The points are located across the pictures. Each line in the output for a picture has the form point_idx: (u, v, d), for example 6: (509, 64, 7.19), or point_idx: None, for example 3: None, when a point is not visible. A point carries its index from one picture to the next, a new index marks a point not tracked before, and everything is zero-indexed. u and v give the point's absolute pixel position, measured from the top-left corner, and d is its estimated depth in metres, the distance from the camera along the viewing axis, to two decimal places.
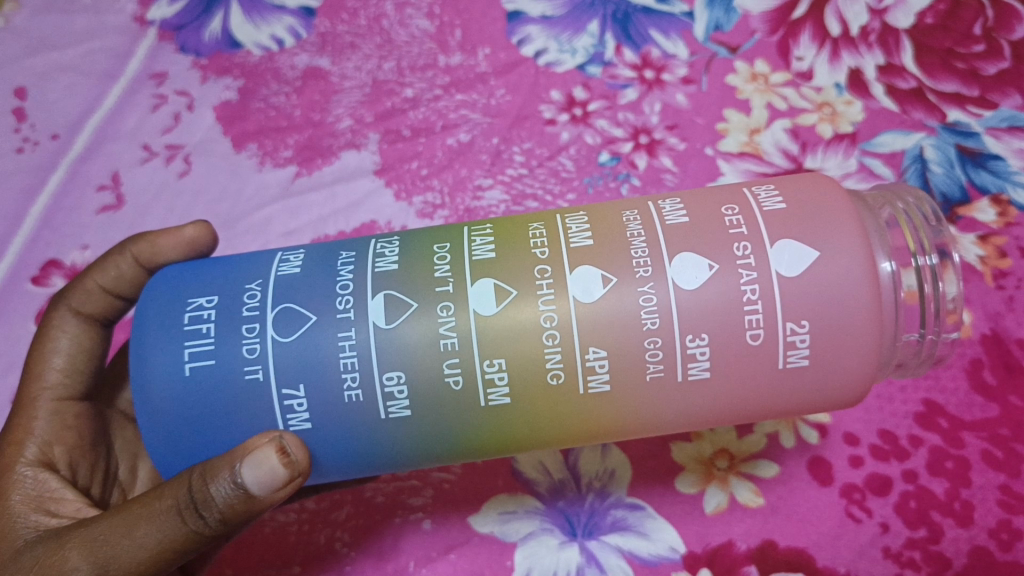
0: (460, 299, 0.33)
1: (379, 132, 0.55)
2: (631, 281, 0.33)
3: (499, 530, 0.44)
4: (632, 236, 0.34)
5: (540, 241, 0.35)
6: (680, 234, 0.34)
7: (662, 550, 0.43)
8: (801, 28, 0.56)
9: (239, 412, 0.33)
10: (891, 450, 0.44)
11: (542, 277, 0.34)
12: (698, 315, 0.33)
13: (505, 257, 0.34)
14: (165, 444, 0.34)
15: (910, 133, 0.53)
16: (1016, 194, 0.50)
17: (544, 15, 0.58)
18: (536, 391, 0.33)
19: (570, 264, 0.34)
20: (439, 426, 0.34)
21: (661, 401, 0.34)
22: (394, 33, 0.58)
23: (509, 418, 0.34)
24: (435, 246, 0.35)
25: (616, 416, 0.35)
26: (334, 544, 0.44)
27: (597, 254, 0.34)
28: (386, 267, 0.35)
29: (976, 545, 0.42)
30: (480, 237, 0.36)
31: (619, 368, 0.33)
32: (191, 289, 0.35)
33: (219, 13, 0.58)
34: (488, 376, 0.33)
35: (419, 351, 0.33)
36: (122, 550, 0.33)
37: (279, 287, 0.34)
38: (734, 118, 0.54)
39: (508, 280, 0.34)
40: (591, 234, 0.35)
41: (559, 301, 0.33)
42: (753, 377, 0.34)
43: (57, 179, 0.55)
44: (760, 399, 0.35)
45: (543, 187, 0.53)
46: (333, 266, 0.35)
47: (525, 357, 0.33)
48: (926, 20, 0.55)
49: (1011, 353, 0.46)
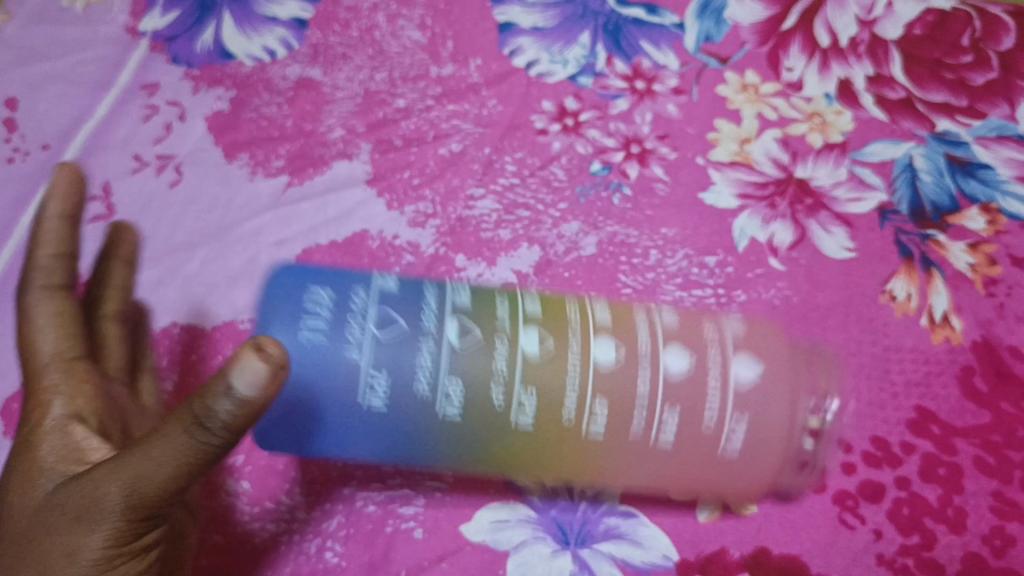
0: (491, 349, 0.40)
1: (370, 142, 0.55)
2: (635, 371, 0.40)
3: (491, 540, 0.43)
4: (644, 353, 0.41)
5: (578, 337, 0.41)
6: (671, 391, 0.40)
7: (655, 558, 0.42)
8: (791, 38, 0.58)
9: (330, 392, 0.40)
10: (884, 457, 0.44)
11: (574, 383, 0.40)
12: (674, 392, 0.40)
13: (549, 361, 0.40)
14: (183, 365, 0.35)
15: (899, 142, 0.54)
16: (1005, 203, 0.51)
17: (534, 27, 0.59)
18: (538, 407, 0.40)
19: (581, 373, 0.40)
20: (469, 422, 0.40)
21: (651, 457, 0.41)
22: (385, 44, 0.59)
23: (527, 442, 0.41)
24: (498, 305, 0.42)
25: (600, 454, 0.41)
26: (325, 554, 0.42)
27: (616, 378, 0.40)
28: (443, 352, 0.40)
29: (969, 552, 0.42)
30: (530, 313, 0.41)
31: (614, 420, 0.41)
32: (282, 314, 0.40)
33: (211, 25, 0.60)
34: (519, 398, 0.40)
35: (465, 373, 0.40)
36: (145, 472, 0.35)
37: (336, 350, 0.39)
38: (725, 128, 0.55)
39: (542, 385, 0.40)
40: (615, 335, 0.41)
41: (555, 368, 0.40)
42: (715, 462, 0.41)
43: (47, 189, 0.54)
44: (702, 462, 0.41)
45: (535, 197, 0.53)
46: (419, 299, 0.41)
47: (551, 399, 0.40)
48: (914, 31, 0.58)
49: (1001, 360, 0.46)
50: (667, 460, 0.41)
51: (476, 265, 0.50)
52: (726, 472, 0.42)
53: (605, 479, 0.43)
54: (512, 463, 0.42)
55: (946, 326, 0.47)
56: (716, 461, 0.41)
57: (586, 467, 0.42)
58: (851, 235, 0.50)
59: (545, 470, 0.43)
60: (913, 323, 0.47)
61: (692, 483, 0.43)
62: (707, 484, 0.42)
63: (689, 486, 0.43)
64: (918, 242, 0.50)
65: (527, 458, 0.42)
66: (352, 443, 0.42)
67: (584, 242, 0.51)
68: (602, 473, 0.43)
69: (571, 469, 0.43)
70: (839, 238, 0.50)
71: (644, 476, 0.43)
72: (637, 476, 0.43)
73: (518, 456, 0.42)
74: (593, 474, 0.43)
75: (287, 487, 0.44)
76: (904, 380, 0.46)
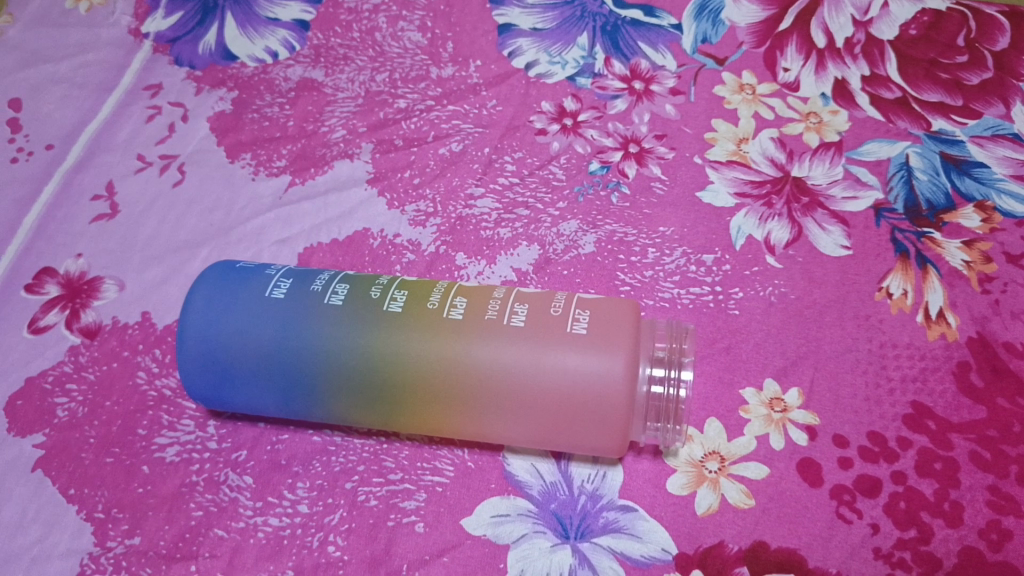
0: (412, 302, 0.42)
1: (372, 142, 0.56)
2: (554, 323, 0.41)
3: (492, 534, 0.42)
4: (564, 311, 0.41)
5: (520, 312, 0.41)
6: (561, 330, 0.40)
7: (655, 552, 0.41)
8: (787, 40, 0.59)
9: (239, 325, 0.41)
10: (880, 451, 0.44)
11: (487, 319, 0.41)
12: (526, 296, 0.42)
13: (467, 318, 0.41)
14: (190, 362, 0.42)
15: (895, 141, 0.54)
16: (1000, 201, 0.52)
17: (534, 28, 0.61)
18: (421, 308, 0.42)
19: (482, 320, 0.41)
20: (353, 324, 0.41)
21: (509, 349, 0.40)
22: (386, 46, 0.60)
23: (401, 336, 0.41)
24: (453, 291, 0.43)
25: (464, 348, 0.40)
26: (326, 548, 0.42)
27: (533, 327, 0.41)
28: (361, 311, 0.42)
29: (966, 546, 0.41)
30: (468, 296, 0.42)
31: (474, 309, 0.42)
32: (236, 283, 0.43)
33: (213, 28, 0.62)
34: (392, 294, 0.43)
35: (374, 314, 0.42)
36: None
37: (286, 307, 0.42)
38: (722, 128, 0.56)
39: (459, 329, 0.41)
40: (549, 310, 0.41)
41: (468, 314, 0.41)
42: (569, 350, 0.40)
43: (52, 189, 0.54)
44: (565, 410, 0.40)
45: (534, 196, 0.53)
46: (347, 279, 0.44)
47: (446, 330, 0.41)
48: (910, 31, 0.59)
49: (997, 355, 0.46)
50: (522, 357, 0.40)
51: (477, 264, 0.50)
52: (583, 376, 0.39)
53: (484, 417, 0.41)
54: (406, 400, 0.41)
55: (942, 322, 0.47)
56: (563, 360, 0.40)
57: (467, 399, 0.41)
58: (847, 234, 0.51)
59: (418, 414, 0.42)
60: (909, 319, 0.48)
61: (568, 416, 0.40)
62: (577, 394, 0.39)
63: (563, 413, 0.40)
64: (914, 239, 0.50)
65: (417, 387, 0.41)
66: (264, 388, 0.42)
67: (583, 240, 0.51)
68: (485, 407, 0.41)
69: (450, 404, 0.41)
70: (835, 236, 0.51)
71: (529, 419, 0.41)
72: (516, 412, 0.41)
73: (410, 384, 0.41)
74: (462, 415, 0.41)
75: (289, 483, 0.44)
76: (900, 375, 0.46)
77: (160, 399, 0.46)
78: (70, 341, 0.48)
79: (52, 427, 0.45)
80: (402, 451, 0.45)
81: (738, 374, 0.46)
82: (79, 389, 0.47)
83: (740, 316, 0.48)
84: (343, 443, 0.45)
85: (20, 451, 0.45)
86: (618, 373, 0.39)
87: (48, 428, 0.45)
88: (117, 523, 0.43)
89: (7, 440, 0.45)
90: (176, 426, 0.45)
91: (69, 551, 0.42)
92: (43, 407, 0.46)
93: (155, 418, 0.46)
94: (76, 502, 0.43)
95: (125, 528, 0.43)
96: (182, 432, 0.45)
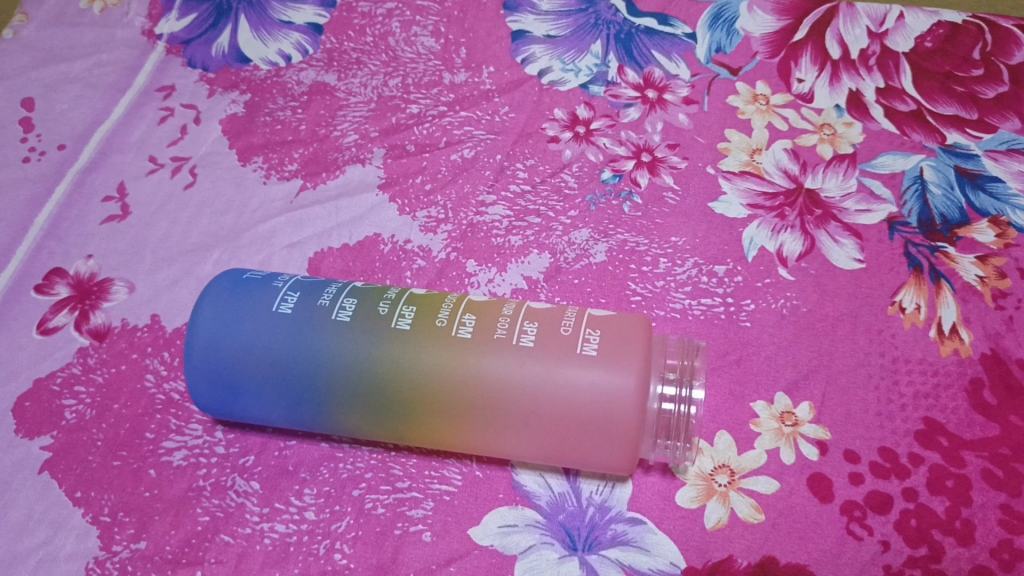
0: (420, 319, 0.42)
1: (383, 147, 0.56)
2: (563, 342, 0.40)
3: (499, 544, 0.42)
4: (573, 330, 0.41)
5: (529, 330, 0.41)
6: (571, 348, 0.40)
7: (663, 566, 0.41)
8: (802, 50, 0.59)
9: (248, 338, 0.41)
10: (892, 468, 0.43)
11: (495, 338, 0.41)
12: (535, 313, 0.42)
13: (476, 337, 0.41)
14: (198, 376, 0.42)
15: (909, 154, 0.54)
16: (1015, 216, 0.51)
17: (547, 36, 0.61)
18: (430, 325, 0.42)
19: (490, 339, 0.41)
20: (362, 340, 0.41)
21: (518, 368, 0.40)
22: (399, 50, 0.61)
23: (409, 353, 0.41)
24: (461, 305, 0.42)
25: (472, 366, 0.40)
26: (333, 555, 0.42)
27: (543, 348, 0.40)
28: (371, 326, 0.42)
29: (977, 565, 0.40)
30: (476, 312, 0.42)
31: (482, 326, 0.41)
32: (245, 296, 0.42)
33: (227, 31, 0.62)
34: (400, 310, 0.42)
35: (382, 329, 0.42)
36: None
37: (294, 322, 0.42)
38: (735, 138, 0.55)
39: (466, 348, 0.41)
40: (557, 328, 0.41)
41: (476, 333, 0.41)
42: (578, 371, 0.39)
43: (63, 189, 0.54)
44: (572, 432, 0.40)
45: (546, 204, 0.53)
46: (354, 290, 0.44)
47: (454, 349, 0.41)
48: (926, 44, 0.59)
49: (1010, 373, 0.46)
50: (531, 376, 0.40)
51: (487, 271, 0.50)
52: (592, 397, 0.39)
53: (492, 433, 0.41)
54: (414, 416, 0.41)
55: (955, 337, 0.47)
56: (571, 380, 0.39)
57: (476, 415, 0.41)
58: (860, 247, 0.50)
59: (425, 430, 0.42)
60: (921, 334, 0.47)
61: (577, 435, 0.40)
62: (587, 413, 0.39)
63: (571, 433, 0.40)
64: (927, 254, 0.50)
65: (425, 405, 0.41)
66: (272, 401, 0.42)
67: (594, 249, 0.51)
68: (494, 424, 0.41)
69: (457, 421, 0.41)
70: (848, 249, 0.50)
71: (538, 436, 0.41)
72: (524, 429, 0.40)
73: (419, 400, 0.41)
74: (471, 431, 0.41)
75: (296, 489, 0.44)
76: (912, 391, 0.45)
77: (168, 402, 0.46)
78: (79, 342, 0.48)
79: (59, 429, 0.45)
80: (411, 459, 0.45)
81: (749, 387, 0.46)
82: (87, 392, 0.46)
83: (751, 328, 0.48)
84: (350, 450, 0.45)
85: (27, 452, 0.45)
86: (628, 394, 0.39)
87: (56, 430, 0.45)
88: (123, 526, 0.43)
89: (14, 442, 0.45)
90: (184, 430, 0.45)
91: (74, 554, 0.42)
92: (51, 408, 0.46)
93: (163, 422, 0.46)
94: (82, 504, 0.43)
95: (132, 532, 0.42)
96: (189, 436, 0.45)
